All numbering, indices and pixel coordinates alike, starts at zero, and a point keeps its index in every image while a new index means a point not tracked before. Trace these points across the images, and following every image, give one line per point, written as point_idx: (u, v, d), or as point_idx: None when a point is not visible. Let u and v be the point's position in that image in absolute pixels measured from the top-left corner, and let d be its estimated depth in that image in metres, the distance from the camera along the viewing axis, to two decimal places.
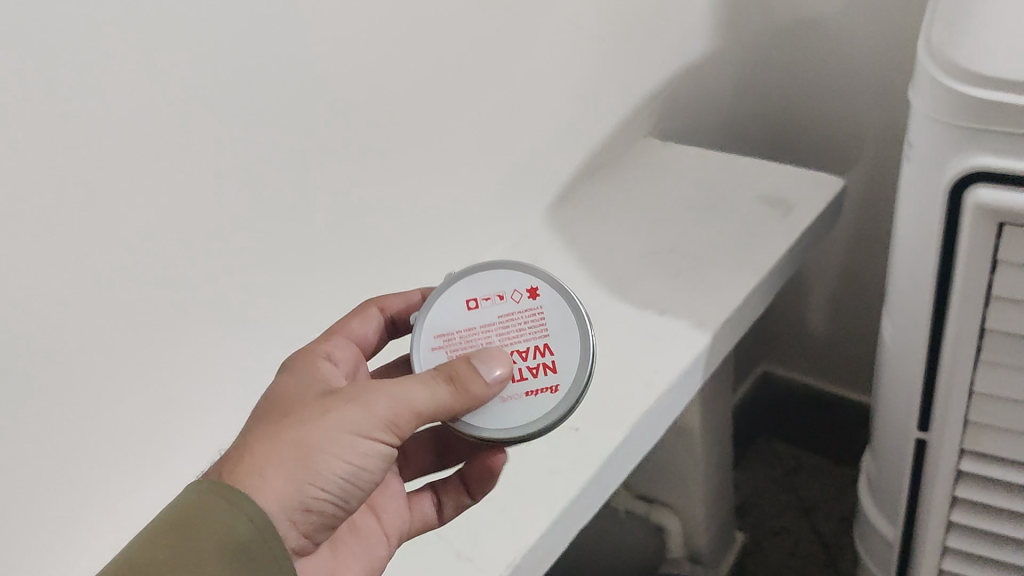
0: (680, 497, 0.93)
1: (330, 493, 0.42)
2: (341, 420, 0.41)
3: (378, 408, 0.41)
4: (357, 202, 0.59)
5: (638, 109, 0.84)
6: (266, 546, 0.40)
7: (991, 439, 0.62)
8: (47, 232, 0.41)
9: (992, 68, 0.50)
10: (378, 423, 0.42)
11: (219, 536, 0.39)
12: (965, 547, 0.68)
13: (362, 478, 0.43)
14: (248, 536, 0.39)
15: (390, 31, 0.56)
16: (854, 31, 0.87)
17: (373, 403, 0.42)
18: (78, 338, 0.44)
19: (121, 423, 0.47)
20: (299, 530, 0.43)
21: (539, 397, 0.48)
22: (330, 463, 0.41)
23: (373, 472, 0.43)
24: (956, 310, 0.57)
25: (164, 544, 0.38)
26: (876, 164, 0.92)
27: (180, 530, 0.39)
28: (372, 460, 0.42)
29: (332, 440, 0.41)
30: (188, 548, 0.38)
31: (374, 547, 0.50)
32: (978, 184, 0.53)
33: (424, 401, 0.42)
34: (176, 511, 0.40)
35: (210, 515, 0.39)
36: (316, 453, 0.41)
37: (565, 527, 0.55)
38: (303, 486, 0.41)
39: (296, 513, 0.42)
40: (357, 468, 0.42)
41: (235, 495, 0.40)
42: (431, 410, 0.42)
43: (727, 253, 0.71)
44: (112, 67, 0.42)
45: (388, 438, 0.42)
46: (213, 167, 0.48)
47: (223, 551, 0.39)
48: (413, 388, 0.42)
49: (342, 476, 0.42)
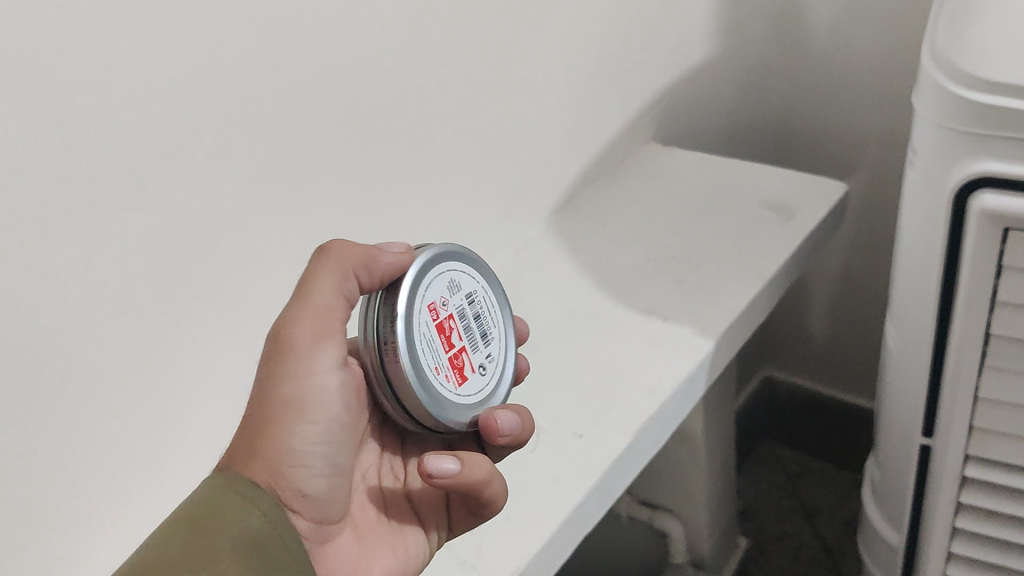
0: (683, 502, 0.92)
1: (317, 463, 0.44)
2: (276, 386, 0.43)
3: (296, 348, 0.43)
4: (359, 210, 0.59)
5: (640, 115, 0.84)
6: (280, 540, 0.41)
7: (995, 444, 0.62)
8: (53, 242, 0.41)
9: (996, 74, 0.50)
10: (303, 365, 0.43)
11: (235, 532, 0.40)
12: (970, 552, 0.68)
13: (342, 426, 0.44)
14: (261, 531, 0.41)
15: (393, 39, 0.57)
16: (856, 37, 0.87)
17: (302, 330, 0.43)
18: (82, 347, 0.44)
19: (124, 434, 0.47)
20: (307, 511, 0.44)
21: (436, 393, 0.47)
22: (292, 428, 0.43)
23: (343, 417, 0.44)
24: (961, 315, 0.57)
25: (180, 543, 0.39)
26: (876, 169, 0.92)
27: (196, 526, 0.40)
28: (326, 401, 0.44)
29: (279, 407, 0.43)
30: (203, 547, 0.39)
31: (405, 533, 0.51)
32: (982, 189, 0.53)
33: (329, 302, 0.43)
34: (191, 511, 0.40)
35: (226, 511, 0.40)
36: (276, 425, 0.43)
37: (569, 535, 0.55)
38: (279, 465, 0.43)
39: (297, 501, 0.43)
40: (323, 419, 0.43)
41: (245, 488, 0.41)
42: (335, 304, 0.44)
43: (728, 259, 0.71)
44: (119, 77, 0.42)
45: (319, 373, 0.43)
46: (216, 174, 0.48)
47: (237, 547, 0.39)
48: (316, 298, 0.43)
49: (312, 438, 0.43)
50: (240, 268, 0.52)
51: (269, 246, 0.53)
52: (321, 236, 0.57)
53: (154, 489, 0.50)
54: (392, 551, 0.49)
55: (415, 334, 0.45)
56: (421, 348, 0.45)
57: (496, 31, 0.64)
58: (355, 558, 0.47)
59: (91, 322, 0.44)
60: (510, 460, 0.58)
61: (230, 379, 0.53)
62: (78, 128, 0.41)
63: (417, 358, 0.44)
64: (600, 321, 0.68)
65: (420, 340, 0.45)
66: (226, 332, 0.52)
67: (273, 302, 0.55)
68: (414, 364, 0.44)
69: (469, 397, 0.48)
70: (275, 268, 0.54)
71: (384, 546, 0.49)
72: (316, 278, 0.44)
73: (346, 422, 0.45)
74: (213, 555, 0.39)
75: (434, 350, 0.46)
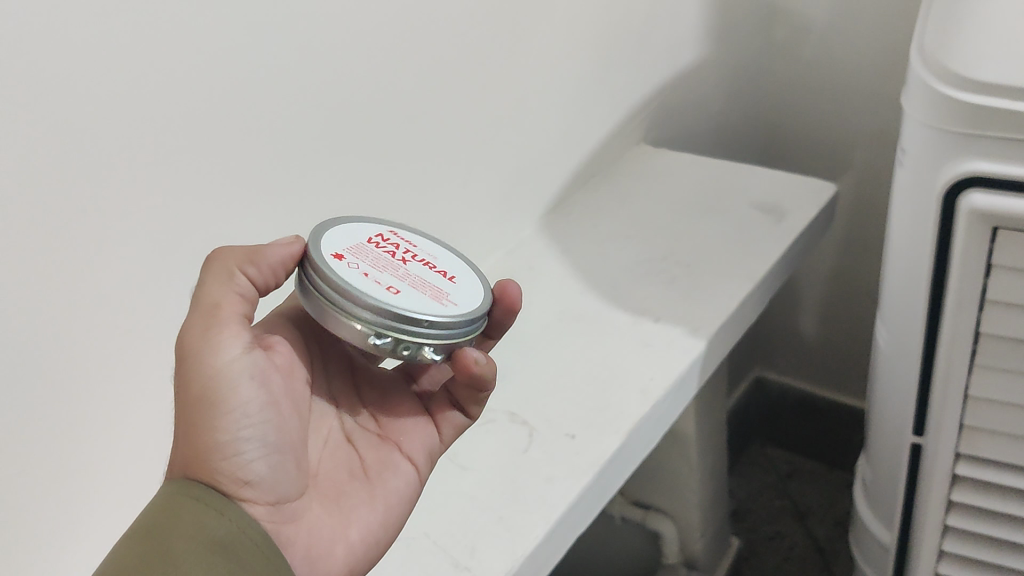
0: (675, 500, 0.92)
1: (246, 445, 0.42)
2: (191, 389, 0.42)
3: (195, 338, 0.42)
4: (348, 210, 0.59)
5: (630, 117, 0.84)
6: (244, 537, 0.40)
7: (985, 443, 0.62)
8: (46, 244, 0.42)
9: (985, 74, 0.50)
10: (207, 346, 0.42)
11: (193, 535, 0.39)
12: (961, 550, 0.68)
13: (256, 401, 0.43)
14: (225, 532, 0.40)
15: (387, 40, 0.57)
16: (847, 39, 0.88)
17: (195, 326, 0.43)
18: (72, 351, 0.44)
19: (107, 435, 0.48)
20: (256, 493, 0.43)
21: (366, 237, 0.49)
22: (204, 415, 0.41)
23: (256, 395, 0.43)
24: (951, 314, 0.57)
25: (136, 552, 0.38)
26: (866, 171, 0.93)
27: (155, 529, 0.39)
28: (239, 387, 0.42)
29: (188, 396, 0.42)
30: (159, 554, 0.38)
31: (396, 479, 0.50)
32: (972, 188, 0.53)
33: (218, 293, 0.43)
34: (146, 520, 0.39)
35: (184, 517, 0.39)
36: (193, 417, 0.42)
37: (563, 534, 0.54)
38: (206, 457, 0.41)
39: (241, 487, 0.42)
40: (236, 398, 0.42)
41: (200, 492, 0.40)
42: (222, 294, 0.43)
43: (718, 259, 0.71)
44: (111, 79, 0.42)
45: (227, 352, 0.42)
46: (205, 175, 0.48)
47: (201, 549, 0.38)
48: (207, 294, 0.43)
49: (229, 419, 0.42)
50: None
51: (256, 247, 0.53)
52: None
53: (141, 488, 0.51)
54: (370, 501, 0.49)
55: (354, 263, 0.45)
56: (351, 255, 0.46)
57: (487, 32, 0.65)
58: (331, 530, 0.47)
59: (81, 326, 0.44)
60: (502, 461, 0.58)
61: None
62: (72, 131, 0.41)
63: (340, 244, 0.46)
64: (591, 322, 0.68)
65: (359, 263, 0.45)
66: None
67: None
68: (332, 233, 0.47)
69: (390, 225, 0.51)
70: None
71: (364, 506, 0.49)
72: (207, 290, 0.43)
73: (265, 399, 0.43)
74: (170, 557, 0.38)
75: (367, 249, 0.47)
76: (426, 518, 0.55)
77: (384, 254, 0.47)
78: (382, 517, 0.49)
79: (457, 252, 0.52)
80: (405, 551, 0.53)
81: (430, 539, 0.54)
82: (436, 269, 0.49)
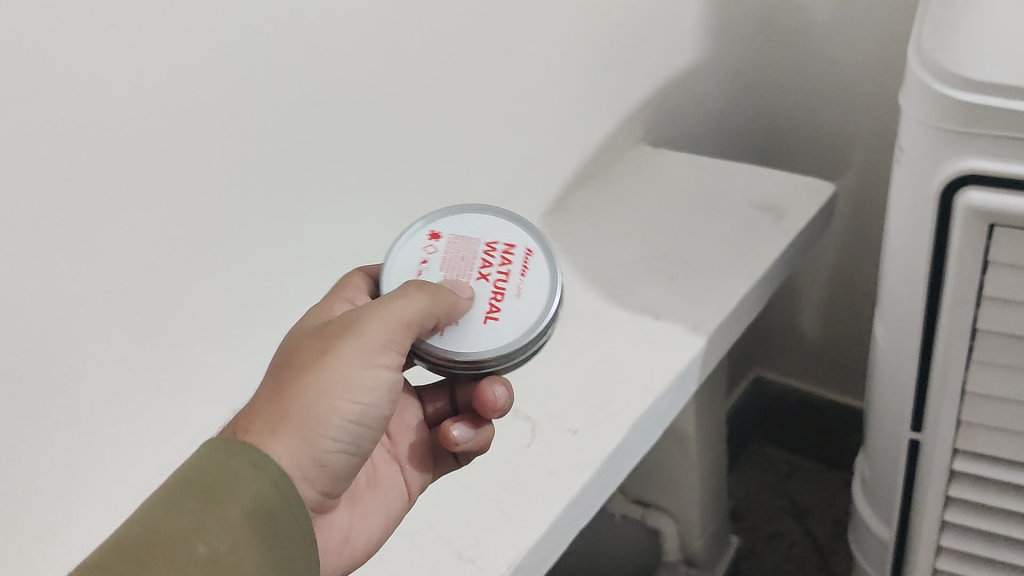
0: (675, 497, 0.93)
1: (344, 441, 0.46)
2: (341, 367, 0.45)
3: (374, 335, 0.46)
4: (353, 208, 0.59)
5: (631, 116, 0.85)
6: (286, 507, 0.42)
7: (982, 438, 0.63)
8: (48, 238, 0.42)
9: (982, 75, 0.51)
10: (377, 351, 0.46)
11: (238, 493, 0.40)
12: (960, 545, 0.69)
13: (376, 416, 0.47)
14: (269, 495, 0.41)
15: (391, 39, 0.58)
16: (845, 40, 0.88)
17: (377, 328, 0.46)
18: (76, 342, 0.45)
19: (109, 425, 0.48)
20: (317, 481, 0.46)
21: (511, 240, 0.55)
22: (337, 403, 0.45)
23: (378, 407, 0.47)
24: (948, 310, 0.58)
25: (184, 500, 0.40)
26: (865, 171, 0.94)
27: (199, 488, 0.40)
28: (373, 397, 0.46)
29: (332, 376, 0.45)
30: (207, 505, 0.40)
31: (393, 498, 0.54)
32: (968, 187, 0.54)
33: (414, 315, 0.47)
34: (196, 469, 0.41)
35: (231, 473, 0.41)
36: (327, 398, 0.44)
37: (566, 526, 0.55)
38: (314, 439, 0.44)
39: (314, 471, 0.45)
40: (364, 405, 0.46)
41: (263, 460, 0.42)
42: (418, 319, 0.47)
43: (717, 257, 0.72)
44: (117, 75, 0.43)
45: (386, 362, 0.46)
46: (211, 170, 0.49)
47: (244, 510, 0.40)
48: (401, 306, 0.46)
49: (349, 420, 0.45)
50: (230, 262, 0.52)
51: (257, 245, 0.54)
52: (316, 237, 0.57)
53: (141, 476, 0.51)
54: (374, 512, 0.53)
55: (433, 249, 0.54)
56: (445, 243, 0.54)
57: (489, 32, 0.65)
58: (341, 527, 0.51)
59: (83, 319, 0.45)
60: (505, 456, 0.59)
61: (210, 366, 0.53)
62: (76, 126, 0.42)
63: (459, 233, 0.55)
64: (592, 319, 0.69)
65: (438, 253, 0.54)
66: (218, 326, 0.53)
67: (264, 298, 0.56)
68: (464, 226, 0.55)
69: (542, 251, 0.54)
70: (261, 262, 0.54)
71: (369, 513, 0.53)
72: (412, 304, 0.47)
73: (380, 415, 0.47)
74: (217, 513, 0.39)
75: (470, 248, 0.54)
76: (430, 512, 0.56)
77: (475, 259, 0.53)
78: (380, 526, 0.53)
79: (547, 310, 0.51)
80: (410, 543, 0.54)
81: (433, 532, 0.55)
82: (495, 301, 0.51)
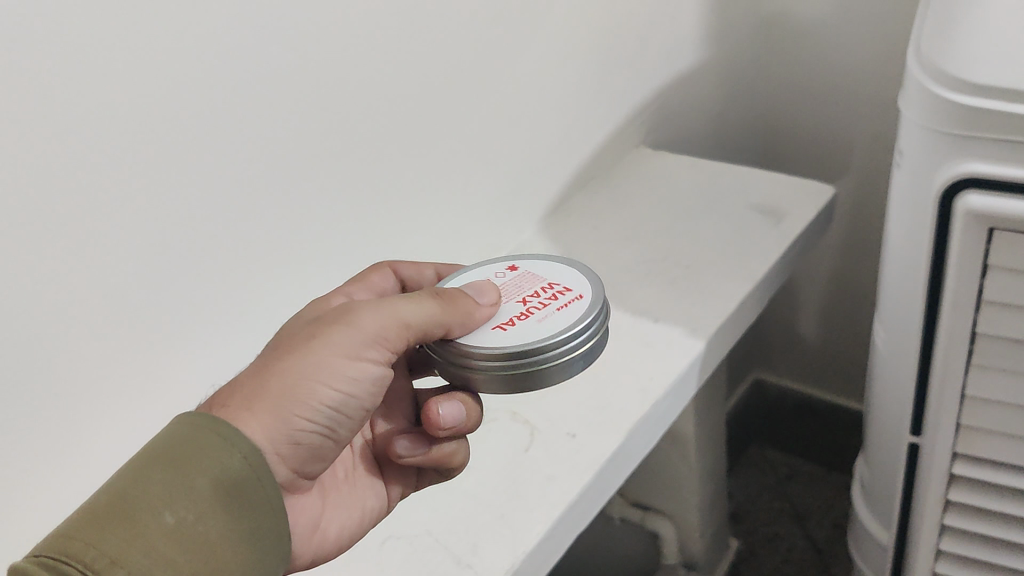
0: (675, 501, 0.92)
1: (321, 427, 0.43)
2: (327, 350, 0.43)
3: (369, 325, 0.44)
4: (352, 211, 0.59)
5: (630, 119, 0.85)
6: (256, 484, 0.40)
7: (982, 442, 0.63)
8: (44, 243, 0.42)
9: (981, 78, 0.51)
10: (368, 340, 0.44)
11: (211, 471, 0.38)
12: (959, 549, 0.69)
13: (357, 405, 0.44)
14: (242, 473, 0.39)
15: (389, 41, 0.57)
16: (845, 42, 0.88)
17: (373, 319, 0.44)
18: (73, 346, 0.44)
19: (106, 429, 0.48)
20: (288, 462, 0.43)
21: (573, 287, 0.52)
22: (319, 386, 0.42)
23: (361, 398, 0.44)
24: (948, 314, 0.58)
25: (154, 475, 0.37)
26: (865, 173, 0.93)
27: (173, 467, 0.38)
28: (357, 386, 0.44)
29: (316, 358, 0.43)
30: (179, 482, 0.38)
31: (369, 498, 0.54)
32: (967, 190, 0.53)
33: (413, 315, 0.45)
34: (169, 443, 0.39)
35: (204, 450, 0.39)
36: (307, 380, 0.42)
37: (564, 531, 0.55)
38: (289, 420, 0.42)
39: (286, 451, 0.43)
40: (347, 392, 0.43)
41: (233, 434, 0.40)
42: (420, 322, 0.45)
43: (716, 260, 0.72)
44: (114, 77, 0.43)
45: (375, 355, 0.44)
46: (210, 173, 0.49)
47: (216, 488, 0.38)
48: (404, 304, 0.45)
49: (329, 406, 0.43)
50: (230, 266, 0.52)
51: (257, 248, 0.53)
52: (316, 241, 0.57)
53: None
54: (350, 509, 0.52)
55: (501, 277, 0.54)
56: (516, 276, 0.54)
57: (488, 34, 0.65)
58: (314, 514, 0.50)
59: (81, 323, 0.44)
60: (504, 461, 0.59)
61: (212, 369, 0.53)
62: (73, 128, 0.42)
63: (537, 273, 0.54)
64: None
65: (505, 279, 0.54)
66: (219, 331, 0.53)
67: (266, 302, 0.55)
68: (544, 271, 0.54)
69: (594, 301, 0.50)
70: (263, 266, 0.54)
71: (343, 508, 0.52)
72: (417, 305, 0.45)
73: (362, 406, 0.45)
74: (187, 491, 0.37)
75: (533, 284, 0.53)
76: (428, 517, 0.56)
77: (525, 291, 0.52)
78: (352, 523, 0.52)
79: (556, 340, 0.46)
80: (408, 548, 0.54)
81: (431, 537, 0.54)
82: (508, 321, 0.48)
